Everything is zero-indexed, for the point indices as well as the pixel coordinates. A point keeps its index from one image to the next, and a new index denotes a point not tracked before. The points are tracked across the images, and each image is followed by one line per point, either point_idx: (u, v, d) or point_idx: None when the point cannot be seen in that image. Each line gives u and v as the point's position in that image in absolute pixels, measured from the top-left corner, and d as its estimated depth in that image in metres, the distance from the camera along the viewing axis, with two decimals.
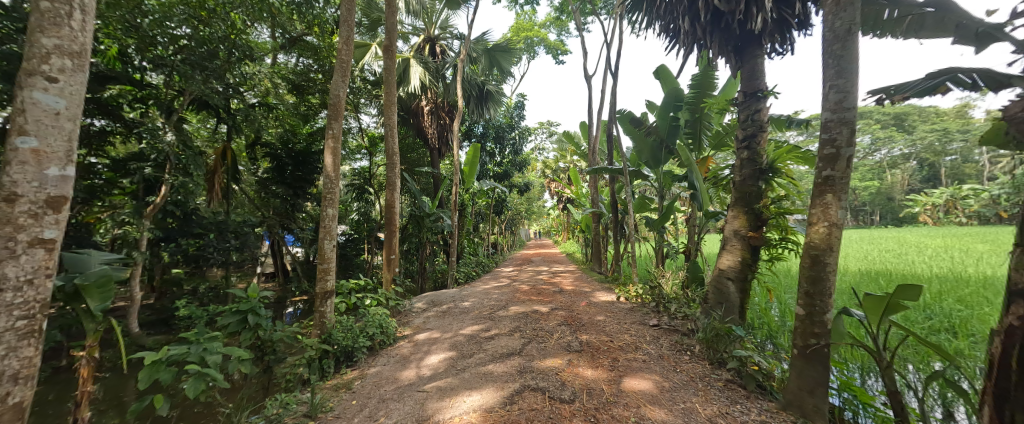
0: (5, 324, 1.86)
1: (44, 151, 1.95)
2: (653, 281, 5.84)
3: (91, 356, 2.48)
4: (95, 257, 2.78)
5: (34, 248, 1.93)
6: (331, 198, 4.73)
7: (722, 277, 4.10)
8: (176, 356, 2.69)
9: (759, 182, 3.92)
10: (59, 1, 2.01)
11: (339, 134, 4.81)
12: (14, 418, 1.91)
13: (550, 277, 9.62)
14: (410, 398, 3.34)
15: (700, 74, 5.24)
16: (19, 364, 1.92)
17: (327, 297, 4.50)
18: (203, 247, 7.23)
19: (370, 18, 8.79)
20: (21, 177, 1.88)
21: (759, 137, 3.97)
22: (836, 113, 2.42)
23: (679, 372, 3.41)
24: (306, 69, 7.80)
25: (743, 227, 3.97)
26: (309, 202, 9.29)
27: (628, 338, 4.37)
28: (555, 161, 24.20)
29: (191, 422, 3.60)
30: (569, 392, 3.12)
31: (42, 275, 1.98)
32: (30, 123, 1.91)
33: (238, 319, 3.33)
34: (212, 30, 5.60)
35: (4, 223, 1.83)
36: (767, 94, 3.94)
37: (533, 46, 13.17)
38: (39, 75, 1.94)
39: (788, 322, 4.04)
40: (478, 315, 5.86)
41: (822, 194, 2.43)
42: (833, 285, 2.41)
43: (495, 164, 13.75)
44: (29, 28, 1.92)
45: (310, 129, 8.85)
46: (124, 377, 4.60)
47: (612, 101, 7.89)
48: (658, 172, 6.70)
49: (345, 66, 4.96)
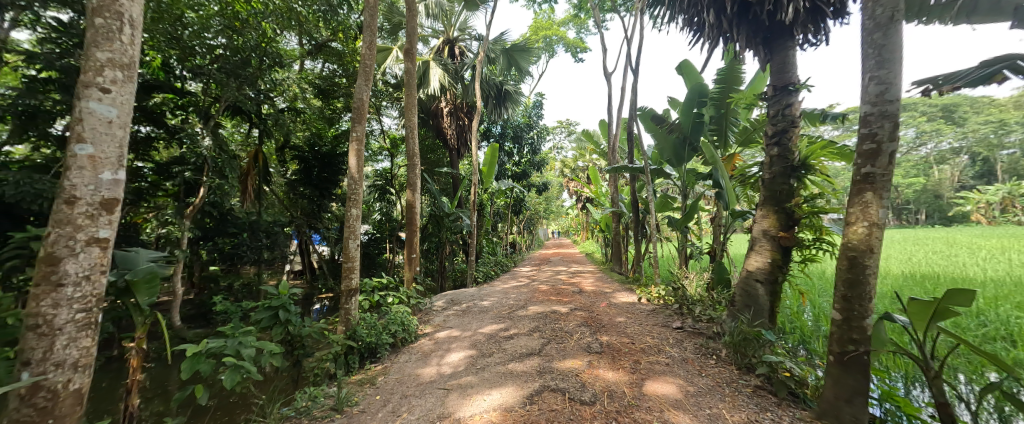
0: (67, 317, 2.02)
1: (98, 156, 2.11)
2: (675, 283, 5.69)
3: (140, 347, 2.66)
4: (143, 255, 3.00)
5: (90, 247, 2.08)
6: (356, 199, 4.85)
7: (751, 279, 3.95)
8: (215, 349, 2.85)
9: (791, 179, 3.76)
10: (111, 18, 2.16)
11: (362, 137, 4.95)
12: (76, 403, 2.08)
13: (570, 277, 9.56)
14: (432, 395, 3.40)
15: (726, 69, 5.08)
16: (78, 353, 2.08)
17: (352, 294, 4.62)
18: (238, 246, 7.67)
19: (392, 22, 8.99)
20: (79, 181, 2.03)
21: (790, 133, 3.80)
22: (877, 106, 2.30)
23: (705, 376, 3.31)
24: (331, 74, 8.04)
25: (773, 227, 3.81)
26: (334, 202, 9.60)
27: (650, 340, 4.28)
28: (574, 160, 23.99)
29: (227, 411, 3.80)
30: (589, 393, 3.09)
31: (98, 272, 2.13)
32: (87, 131, 2.07)
33: (270, 314, 3.50)
34: (245, 39, 5.87)
35: (65, 224, 2.00)
36: (799, 88, 3.77)
37: (552, 45, 13.10)
38: (94, 86, 2.10)
39: (823, 327, 3.85)
40: (497, 314, 5.90)
41: (861, 193, 2.31)
42: (874, 289, 2.27)
43: (513, 164, 13.78)
44: (85, 44, 2.08)
45: (335, 132, 9.11)
46: (168, 367, 4.91)
47: (632, 98, 7.73)
48: (681, 171, 6.54)
49: (368, 70, 5.10)
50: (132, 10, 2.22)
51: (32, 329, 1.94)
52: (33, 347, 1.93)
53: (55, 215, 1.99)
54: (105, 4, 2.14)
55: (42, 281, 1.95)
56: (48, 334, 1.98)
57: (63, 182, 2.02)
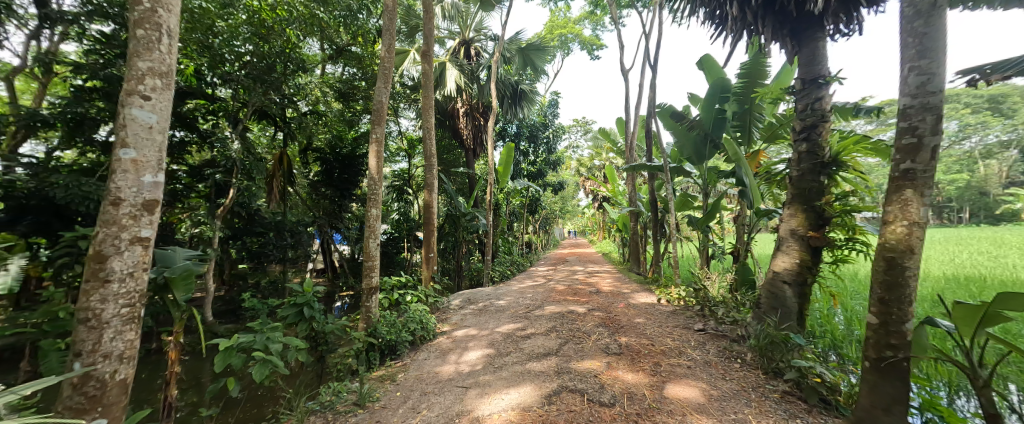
0: (113, 311, 2.15)
1: (141, 160, 2.23)
2: (697, 284, 5.55)
3: (178, 340, 2.79)
4: (179, 253, 3.14)
5: (134, 246, 2.20)
6: (375, 199, 4.95)
7: (777, 281, 3.82)
8: (246, 343, 2.97)
9: (821, 177, 3.61)
10: (151, 28, 2.28)
11: (382, 138, 5.04)
12: (121, 392, 2.21)
13: (587, 277, 9.47)
14: (451, 393, 3.44)
15: (750, 62, 4.92)
16: (124, 346, 2.21)
17: (372, 293, 4.71)
18: (264, 245, 7.96)
19: (409, 25, 9.14)
20: (124, 184, 2.16)
21: (820, 128, 3.64)
22: (918, 98, 2.18)
23: (729, 380, 3.22)
24: (351, 77, 8.21)
25: (802, 226, 3.68)
26: (355, 202, 9.84)
27: (671, 342, 4.20)
28: (591, 159, 23.75)
29: (256, 404, 3.96)
30: (609, 395, 3.06)
31: (140, 270, 2.26)
32: (130, 137, 2.20)
33: (295, 311, 3.62)
34: (270, 46, 6.11)
35: (111, 224, 2.13)
36: (830, 81, 3.61)
37: (568, 43, 12.96)
38: (136, 94, 2.22)
39: (856, 331, 3.68)
40: (514, 314, 5.90)
41: (900, 190, 2.20)
42: (914, 293, 2.15)
43: (529, 163, 13.78)
44: (128, 54, 2.21)
45: (355, 133, 9.30)
46: (201, 360, 5.16)
47: (651, 95, 7.58)
48: (702, 169, 6.38)
49: (387, 73, 5.20)
50: (170, 20, 2.34)
51: (83, 323, 2.07)
52: (83, 339, 2.06)
53: (102, 216, 2.13)
54: (145, 16, 2.26)
55: (91, 277, 2.09)
56: (97, 327, 2.10)
57: (109, 185, 2.15)
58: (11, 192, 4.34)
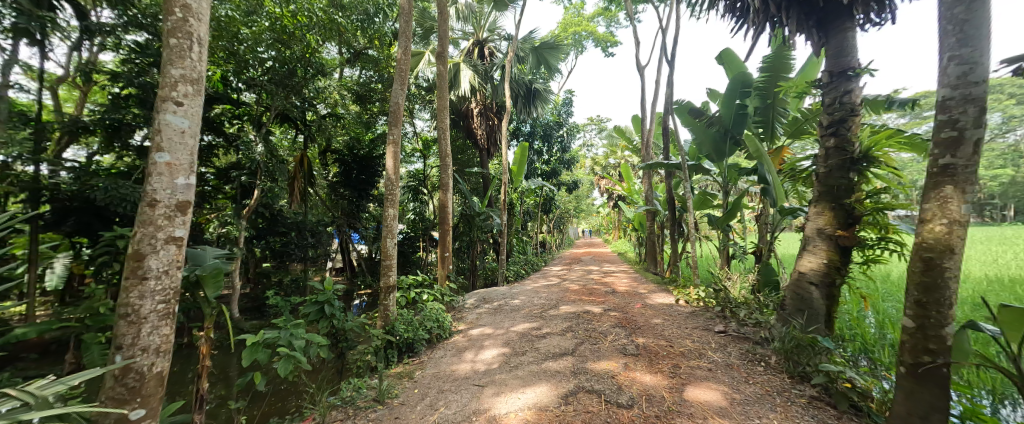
0: (150, 307, 2.26)
1: (174, 163, 2.33)
2: (716, 284, 5.41)
3: (208, 336, 2.91)
4: (209, 252, 3.29)
5: (169, 245, 2.31)
6: (392, 199, 5.03)
7: (803, 282, 3.70)
8: (271, 339, 3.07)
9: (850, 173, 3.47)
10: (182, 37, 2.37)
11: (398, 139, 5.12)
12: (158, 384, 2.31)
13: (602, 277, 9.36)
14: (467, 391, 3.46)
15: (773, 56, 4.76)
16: (160, 340, 2.31)
17: (390, 291, 4.80)
18: (287, 244, 8.22)
19: (424, 27, 9.28)
20: (159, 186, 2.27)
21: (850, 122, 3.49)
22: (959, 90, 2.06)
23: (752, 384, 3.13)
24: (367, 80, 8.34)
25: (829, 225, 3.54)
26: (372, 202, 10.04)
27: (690, 343, 4.10)
28: (606, 157, 23.47)
29: (281, 398, 4.09)
30: (626, 397, 3.02)
31: (174, 267, 2.36)
32: (164, 141, 2.30)
33: (317, 309, 3.72)
34: (291, 51, 6.29)
35: (148, 224, 2.24)
36: (860, 73, 3.45)
37: (582, 40, 12.82)
38: (170, 100, 2.33)
39: (889, 335, 3.52)
40: (529, 313, 5.90)
41: (939, 186, 2.09)
42: (954, 295, 2.04)
43: (543, 162, 13.77)
44: (162, 63, 2.32)
45: (372, 135, 9.46)
46: (229, 355, 5.37)
47: (667, 92, 7.44)
48: (721, 166, 6.22)
49: (403, 75, 5.28)
50: (200, 29, 2.44)
51: (123, 318, 2.18)
52: (123, 333, 2.18)
53: (140, 217, 2.24)
54: (177, 25, 2.36)
55: (130, 275, 2.20)
56: (135, 322, 2.22)
57: (146, 187, 2.26)
58: (56, 194, 4.61)
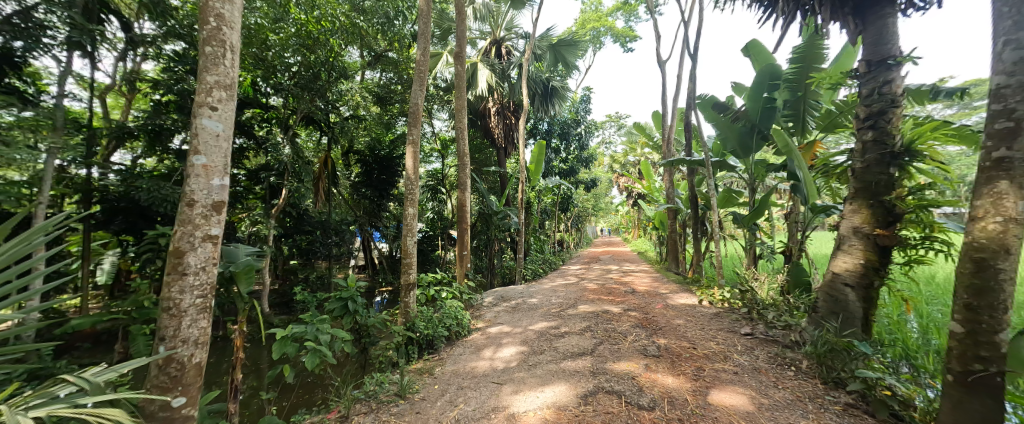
0: (190, 301, 2.38)
1: (210, 166, 2.45)
2: (743, 285, 5.21)
3: (242, 329, 3.04)
4: (242, 249, 3.44)
5: (206, 243, 2.43)
6: (412, 198, 5.11)
7: (837, 283, 3.52)
8: (298, 333, 3.18)
9: (890, 168, 3.28)
10: (217, 45, 2.49)
11: (418, 139, 5.20)
12: (196, 374, 2.44)
13: (621, 277, 9.21)
14: (486, 388, 3.49)
15: (804, 46, 4.55)
16: (199, 332, 2.43)
17: (410, 288, 4.89)
18: (312, 242, 8.50)
19: (442, 28, 9.40)
20: (197, 187, 2.40)
21: (890, 114, 3.29)
22: (1015, 76, 1.91)
23: (782, 389, 3.01)
24: (387, 81, 8.48)
25: (866, 224, 3.36)
26: (393, 202, 10.25)
27: (715, 346, 3.98)
28: (625, 155, 23.07)
29: (308, 390, 4.23)
30: (648, 398, 2.97)
31: (211, 264, 2.47)
32: (201, 145, 2.42)
33: (341, 305, 3.82)
34: (316, 56, 6.51)
35: (187, 223, 2.36)
36: (902, 61, 3.24)
37: (600, 37, 12.64)
38: (206, 106, 2.45)
39: (933, 340, 3.31)
40: (547, 312, 5.88)
41: (992, 182, 1.94)
42: (1010, 299, 1.89)
43: (560, 160, 13.67)
44: (199, 70, 2.44)
45: (392, 135, 9.65)
46: (259, 348, 5.61)
47: (690, 86, 7.23)
48: (747, 162, 5.97)
49: (422, 76, 5.34)
50: (232, 36, 2.54)
51: (166, 311, 2.32)
52: (166, 325, 2.30)
53: (179, 216, 2.36)
54: (212, 34, 2.47)
55: (171, 271, 2.32)
56: (176, 315, 2.34)
57: (185, 188, 2.39)
58: (105, 195, 4.96)
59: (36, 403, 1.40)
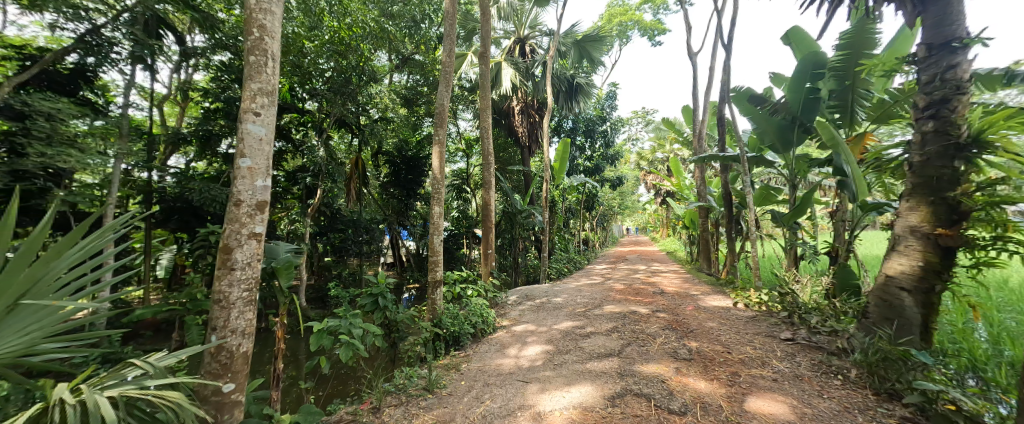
0: (237, 294, 2.55)
1: (254, 167, 2.61)
2: (782, 287, 4.95)
3: (283, 322, 3.21)
4: (282, 247, 3.64)
5: (251, 240, 2.58)
6: (438, 198, 5.21)
7: (891, 286, 3.28)
8: (333, 327, 3.33)
9: (954, 162, 3.01)
10: (259, 54, 2.64)
11: (444, 139, 5.28)
12: (244, 362, 2.60)
13: (649, 277, 9.00)
14: (512, 386, 3.52)
15: (853, 31, 4.25)
16: (246, 323, 2.60)
17: (437, 286, 4.99)
18: (345, 240, 8.85)
19: (466, 28, 9.53)
20: (244, 188, 2.56)
21: (955, 102, 3.02)
22: None
23: (828, 399, 2.83)
24: (414, 84, 8.70)
25: (925, 223, 3.11)
26: (419, 201, 10.50)
27: (751, 351, 3.81)
28: (653, 151, 22.48)
29: (341, 381, 4.43)
30: (679, 403, 2.89)
31: (256, 260, 2.63)
32: (246, 148, 2.58)
33: (372, 300, 3.96)
34: (348, 61, 6.78)
35: (235, 221, 2.53)
36: (969, 43, 2.96)
37: (627, 31, 12.34)
38: (250, 112, 2.61)
39: (1005, 351, 3.01)
40: (572, 311, 5.84)
41: None
42: None
43: (585, 158, 13.50)
44: (244, 78, 2.60)
45: (419, 136, 9.86)
46: (297, 340, 5.92)
47: (723, 79, 6.93)
48: (788, 157, 5.65)
49: (448, 77, 5.43)
50: (273, 45, 2.69)
51: (217, 303, 2.49)
52: (217, 316, 2.48)
53: (228, 215, 2.54)
54: (256, 44, 2.63)
55: (222, 266, 2.50)
56: (226, 307, 2.52)
57: (233, 189, 2.56)
58: (163, 196, 5.39)
59: (109, 383, 1.56)
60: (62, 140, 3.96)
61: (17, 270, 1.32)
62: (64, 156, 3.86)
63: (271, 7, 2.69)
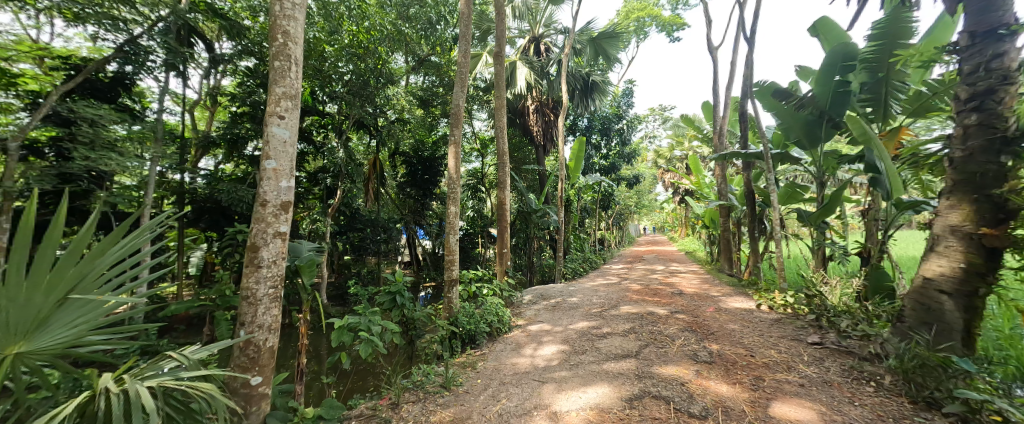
0: (263, 291, 2.64)
1: (279, 169, 2.70)
2: (807, 289, 4.77)
3: (306, 319, 3.31)
4: (305, 245, 3.76)
5: (275, 239, 2.67)
6: (454, 197, 5.26)
7: (931, 289, 3.12)
8: (353, 323, 3.41)
9: (1001, 156, 2.83)
10: (284, 59, 2.73)
11: (459, 140, 5.32)
12: (270, 357, 2.70)
13: (667, 277, 8.85)
14: (528, 385, 3.52)
15: (887, 20, 4.06)
16: (272, 319, 2.69)
17: (453, 284, 5.04)
18: (363, 239, 9.03)
19: (481, 28, 9.59)
20: (269, 189, 2.65)
21: (1001, 93, 2.84)
22: None
23: (859, 406, 2.72)
24: (430, 85, 8.82)
25: (968, 222, 2.94)
26: (435, 201, 10.62)
27: (776, 354, 3.70)
28: (671, 149, 22.09)
29: (361, 377, 4.53)
30: (699, 406, 2.83)
31: (280, 258, 2.72)
32: (271, 150, 2.68)
33: (390, 298, 4.04)
34: (366, 64, 6.91)
35: (261, 220, 2.62)
36: (1017, 30, 2.78)
37: (644, 27, 12.13)
38: (275, 115, 2.70)
39: None
40: (587, 312, 5.79)
41: None
42: None
43: (601, 157, 13.37)
44: (269, 83, 2.69)
45: (434, 137, 9.98)
46: (319, 336, 6.09)
47: (746, 74, 6.73)
48: (816, 154, 5.44)
49: (463, 77, 5.48)
50: (296, 50, 2.77)
51: (245, 299, 2.60)
52: (245, 311, 2.59)
53: (255, 215, 2.64)
54: (280, 50, 2.72)
55: (249, 263, 2.60)
56: (253, 303, 2.62)
57: (259, 190, 2.65)
58: (194, 197, 5.65)
59: (148, 374, 1.65)
60: (104, 145, 4.20)
61: (66, 268, 1.41)
62: (106, 159, 4.10)
63: (294, 13, 2.77)
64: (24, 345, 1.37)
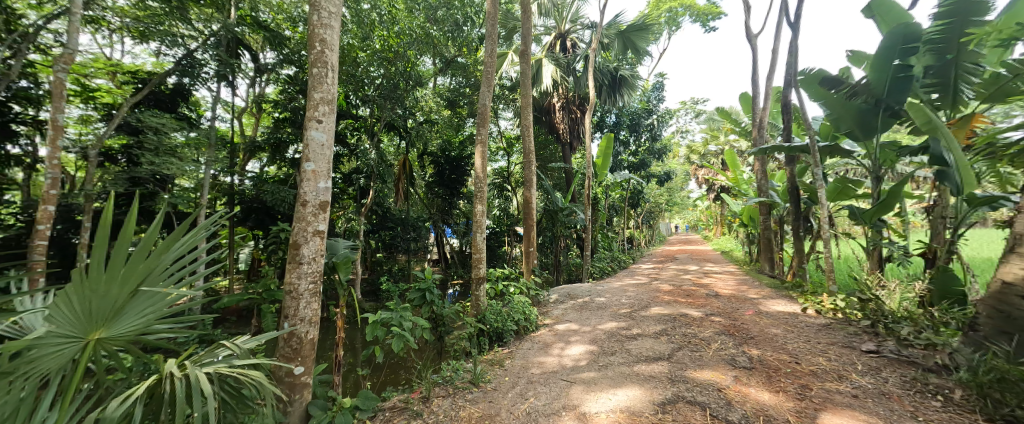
0: (304, 286, 2.79)
1: (317, 170, 2.84)
2: (858, 293, 4.44)
3: (342, 313, 3.47)
4: (341, 243, 3.94)
5: (313, 237, 2.81)
6: (481, 196, 5.32)
7: (1011, 294, 2.83)
8: (386, 318, 3.53)
9: None
10: (321, 66, 2.87)
11: (486, 139, 5.36)
12: (310, 349, 2.84)
13: (700, 278, 8.51)
14: (556, 384, 3.53)
15: None
16: (312, 312, 2.84)
17: (480, 283, 5.11)
18: (394, 237, 9.33)
19: (507, 27, 9.61)
20: (309, 189, 2.81)
21: None
22: None
23: (921, 421, 2.51)
24: (457, 86, 8.96)
25: None
26: (463, 199, 10.77)
27: (824, 363, 3.47)
28: (704, 144, 21.19)
29: (393, 370, 4.69)
30: (737, 414, 2.72)
31: (319, 255, 2.86)
32: (310, 152, 2.82)
33: (420, 295, 4.15)
34: (396, 67, 7.12)
35: (302, 219, 2.78)
36: None
37: (676, 18, 11.68)
38: (314, 120, 2.85)
39: None
40: (616, 312, 5.69)
41: None
42: None
43: (630, 153, 13.04)
44: (309, 89, 2.84)
45: (461, 137, 10.13)
46: (354, 331, 6.35)
47: (788, 64, 6.34)
48: (869, 146, 5.03)
49: (489, 76, 5.51)
50: (331, 56, 2.89)
51: (289, 294, 2.76)
52: (290, 305, 2.75)
53: (297, 213, 2.80)
54: (318, 57, 2.86)
55: (292, 260, 2.76)
56: (296, 297, 2.78)
57: (300, 190, 2.81)
58: (243, 197, 6.07)
59: (206, 360, 1.80)
60: (166, 151, 4.58)
61: (139, 261, 1.56)
62: (167, 164, 4.47)
63: (330, 22, 2.91)
64: (104, 331, 1.54)
